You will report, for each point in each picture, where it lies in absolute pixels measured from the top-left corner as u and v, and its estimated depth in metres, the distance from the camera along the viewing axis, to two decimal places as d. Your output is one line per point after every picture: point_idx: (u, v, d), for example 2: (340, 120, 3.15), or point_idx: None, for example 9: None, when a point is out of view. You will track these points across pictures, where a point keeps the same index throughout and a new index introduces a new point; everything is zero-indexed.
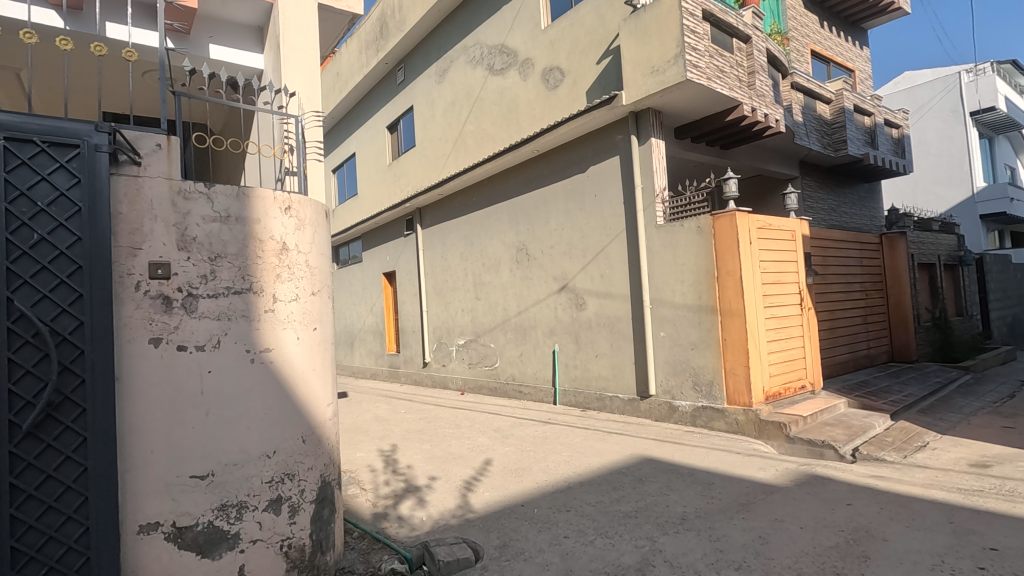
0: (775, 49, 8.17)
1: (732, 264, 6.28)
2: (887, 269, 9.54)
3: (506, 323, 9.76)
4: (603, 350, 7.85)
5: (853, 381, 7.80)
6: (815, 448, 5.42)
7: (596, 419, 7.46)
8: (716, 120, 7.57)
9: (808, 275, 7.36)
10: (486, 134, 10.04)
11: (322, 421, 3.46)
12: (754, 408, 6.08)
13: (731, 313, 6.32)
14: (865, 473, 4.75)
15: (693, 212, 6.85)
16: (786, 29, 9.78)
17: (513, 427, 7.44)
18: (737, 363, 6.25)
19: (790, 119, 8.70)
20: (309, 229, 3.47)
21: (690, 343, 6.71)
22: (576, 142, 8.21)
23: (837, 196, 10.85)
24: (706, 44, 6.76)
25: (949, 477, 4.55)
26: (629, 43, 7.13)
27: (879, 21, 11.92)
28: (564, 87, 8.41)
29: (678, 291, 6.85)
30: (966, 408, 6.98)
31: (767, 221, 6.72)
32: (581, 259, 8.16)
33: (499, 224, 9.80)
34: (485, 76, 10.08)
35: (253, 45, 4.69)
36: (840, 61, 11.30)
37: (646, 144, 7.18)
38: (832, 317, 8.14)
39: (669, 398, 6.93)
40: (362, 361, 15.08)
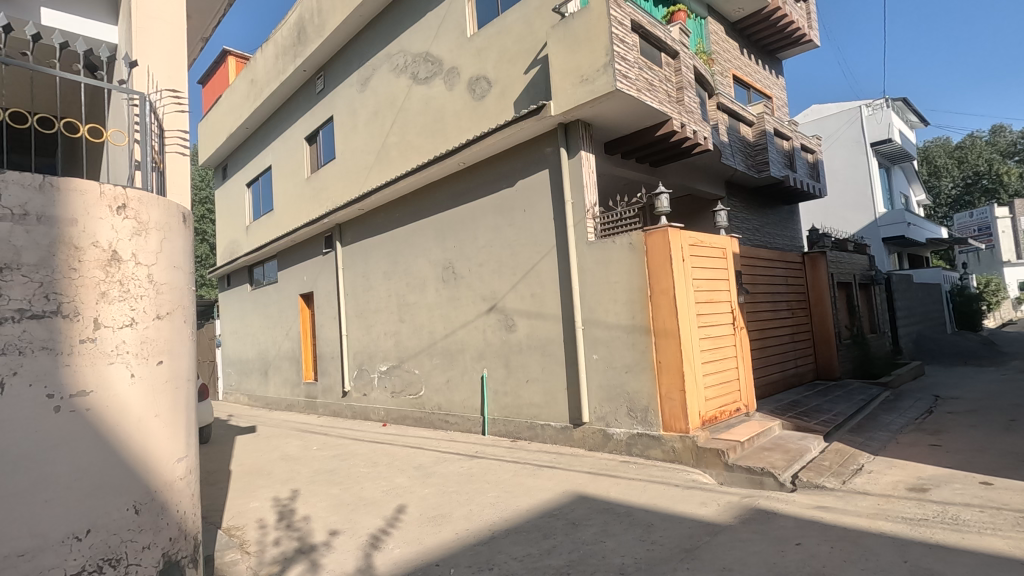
0: (701, 67, 8.13)
1: (665, 282, 5.96)
2: (810, 287, 9.68)
3: (432, 348, 9.03)
4: (534, 374, 7.32)
5: (785, 401, 7.71)
6: (754, 476, 5.11)
7: (527, 451, 6.88)
8: (646, 134, 7.37)
9: (740, 294, 7.20)
10: (411, 145, 9.43)
11: (168, 481, 2.84)
12: (692, 434, 5.72)
13: (664, 333, 5.97)
14: (809, 504, 4.43)
15: (625, 228, 6.54)
16: (710, 50, 9.89)
17: (436, 463, 6.73)
18: (673, 387, 5.88)
19: (716, 138, 8.68)
20: (153, 235, 2.95)
21: (625, 366, 6.31)
22: (504, 154, 7.78)
23: (760, 216, 11.04)
24: (635, 55, 6.55)
25: (892, 505, 4.31)
26: (557, 52, 6.80)
27: (792, 52, 12.44)
28: (491, 97, 7.97)
29: (611, 310, 6.46)
30: (892, 426, 7.00)
31: (699, 237, 6.50)
32: (510, 277, 7.65)
33: (425, 241, 9.15)
34: (409, 84, 9.50)
35: (98, 15, 4.46)
36: (759, 87, 11.60)
37: (576, 157, 6.85)
38: (762, 336, 8.06)
39: (603, 425, 6.49)
40: (277, 392, 13.78)
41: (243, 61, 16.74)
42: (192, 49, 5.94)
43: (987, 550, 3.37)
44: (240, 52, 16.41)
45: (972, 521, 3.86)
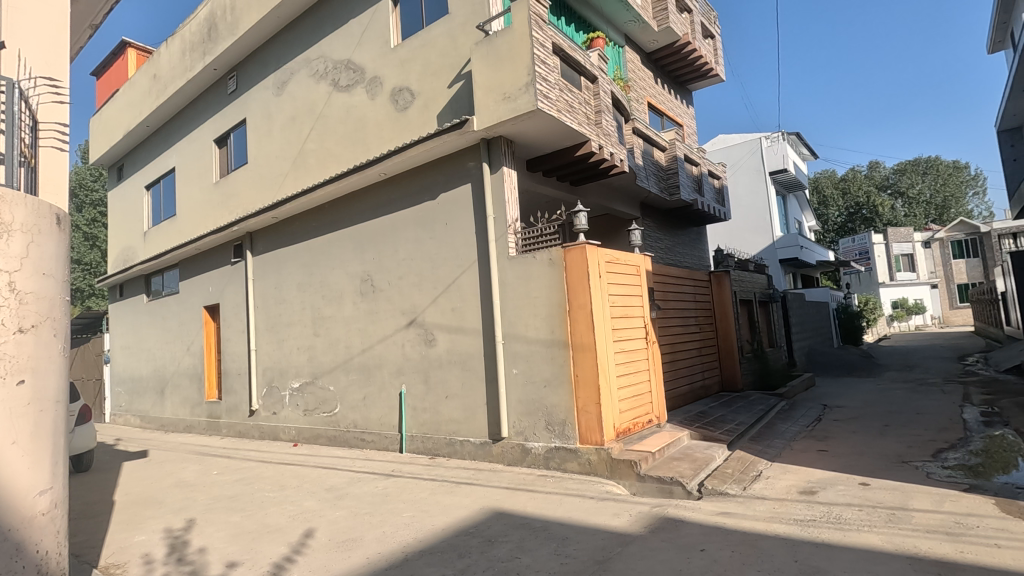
0: (619, 93, 8.52)
1: (582, 297, 6.11)
2: (716, 304, 10.31)
3: (348, 363, 8.69)
4: (454, 390, 7.22)
5: (693, 412, 8.12)
6: (664, 486, 5.32)
7: (445, 468, 6.75)
8: (566, 154, 7.60)
9: (652, 310, 7.53)
10: (330, 153, 9.13)
11: (27, 518, 2.51)
12: (606, 446, 5.87)
13: (582, 347, 6.10)
14: (713, 511, 4.66)
15: (544, 244, 6.66)
16: (627, 77, 10.40)
17: (349, 484, 6.43)
18: (589, 401, 6.01)
19: (632, 161, 9.09)
20: (20, 238, 2.66)
21: (543, 380, 6.37)
22: (426, 166, 7.70)
23: (672, 236, 11.66)
24: (556, 77, 6.75)
25: (786, 508, 4.62)
26: (481, 68, 6.87)
27: (701, 85, 13.34)
28: (414, 109, 7.89)
29: (531, 325, 6.52)
30: (786, 434, 7.56)
31: (615, 254, 6.75)
32: (431, 291, 7.54)
33: (343, 253, 8.83)
34: (330, 91, 9.21)
35: None
36: (672, 115, 12.32)
37: (498, 173, 6.92)
38: (673, 349, 8.45)
39: (521, 439, 6.51)
40: (174, 412, 12.68)
41: (144, 55, 15.55)
42: (78, 35, 5.42)
43: (865, 546, 3.69)
44: (142, 44, 15.24)
45: (853, 519, 4.22)
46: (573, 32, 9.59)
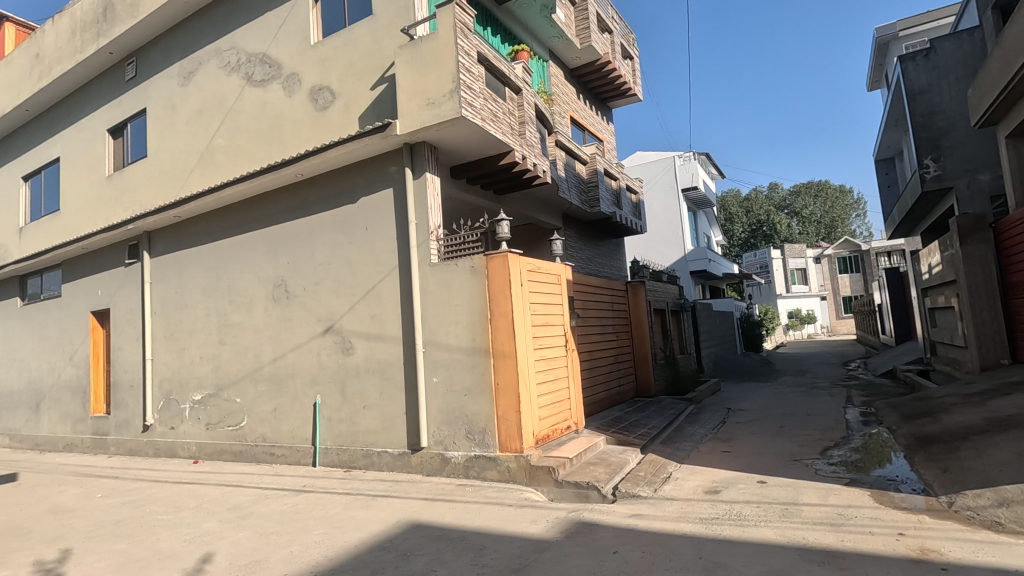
0: (542, 105, 8.70)
1: (504, 305, 6.15)
2: (632, 313, 10.74)
3: (257, 373, 8.19)
4: (372, 400, 6.99)
5: (609, 417, 8.38)
6: (580, 491, 5.45)
7: (361, 480, 6.52)
8: (490, 163, 7.65)
9: (571, 318, 7.71)
10: (242, 150, 8.61)
11: None
12: (525, 453, 5.91)
13: (502, 355, 6.13)
14: (625, 513, 4.81)
15: (467, 252, 6.64)
16: (550, 91, 10.64)
17: (256, 502, 6.04)
18: (509, 408, 6.03)
19: (555, 172, 9.29)
20: None
21: (464, 389, 6.32)
22: (346, 169, 7.46)
23: (592, 247, 12.03)
24: (480, 86, 6.79)
25: (692, 508, 4.87)
26: (405, 72, 6.77)
27: (620, 103, 13.91)
28: (334, 109, 7.63)
29: (452, 332, 6.46)
30: (694, 437, 7.99)
31: (537, 263, 6.85)
32: (349, 297, 7.29)
33: (254, 256, 8.34)
34: (242, 85, 8.71)
35: None
36: (593, 130, 12.75)
37: (421, 178, 6.83)
38: (591, 357, 8.68)
39: (441, 449, 6.42)
40: (52, 430, 11.36)
41: (24, 31, 13.99)
42: None
43: (761, 540, 3.95)
44: (22, 20, 13.71)
45: (751, 515, 4.52)
46: (499, 43, 9.73)
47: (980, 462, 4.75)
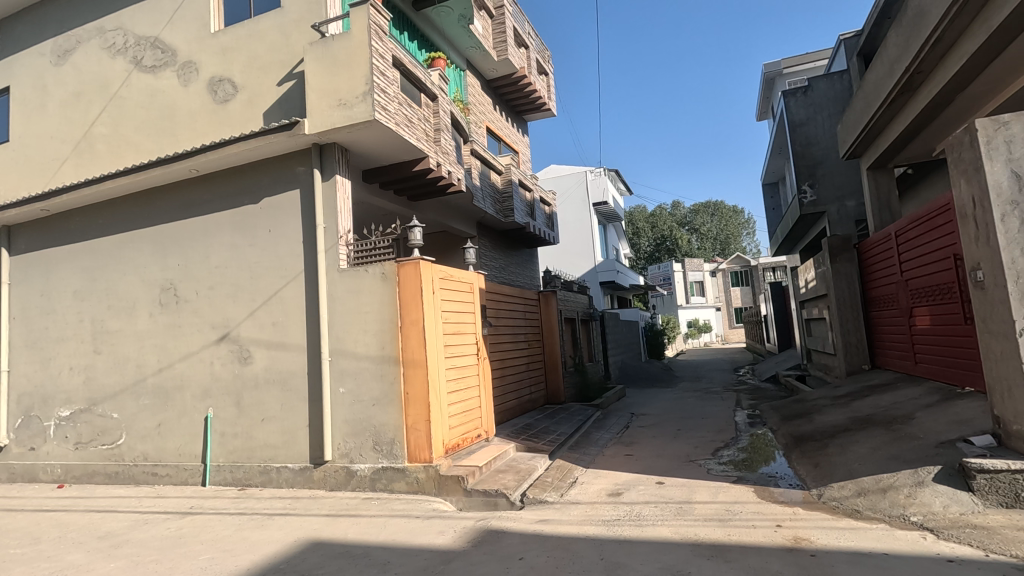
0: (458, 113, 8.71)
1: (415, 313, 6.06)
2: (544, 322, 10.98)
3: (139, 385, 7.44)
4: (271, 412, 6.59)
5: (519, 425, 8.48)
6: (489, 498, 5.46)
7: (257, 499, 6.10)
8: (403, 168, 7.54)
9: (483, 327, 7.74)
10: (127, 140, 7.86)
11: None
12: (435, 463, 5.83)
13: (413, 363, 6.02)
14: (532, 519, 4.88)
15: (377, 258, 6.47)
16: (467, 100, 10.69)
17: (133, 527, 5.47)
18: (419, 418, 5.92)
19: (470, 180, 9.31)
20: None
21: (372, 399, 6.12)
22: (248, 166, 7.03)
23: (505, 256, 12.18)
24: (395, 90, 6.68)
25: (597, 510, 5.03)
26: (315, 70, 6.52)
27: (535, 116, 14.26)
28: (236, 103, 7.18)
29: (361, 341, 6.26)
30: (600, 442, 8.29)
31: (449, 271, 6.82)
32: (248, 304, 6.84)
33: (139, 256, 7.60)
34: (129, 69, 7.96)
35: None
36: (508, 141, 12.94)
37: (330, 180, 6.58)
38: (503, 365, 8.76)
39: (346, 462, 6.17)
40: None
41: None
42: None
43: (658, 538, 4.16)
44: None
45: (649, 515, 4.75)
46: (415, 48, 9.67)
47: (844, 457, 5.31)
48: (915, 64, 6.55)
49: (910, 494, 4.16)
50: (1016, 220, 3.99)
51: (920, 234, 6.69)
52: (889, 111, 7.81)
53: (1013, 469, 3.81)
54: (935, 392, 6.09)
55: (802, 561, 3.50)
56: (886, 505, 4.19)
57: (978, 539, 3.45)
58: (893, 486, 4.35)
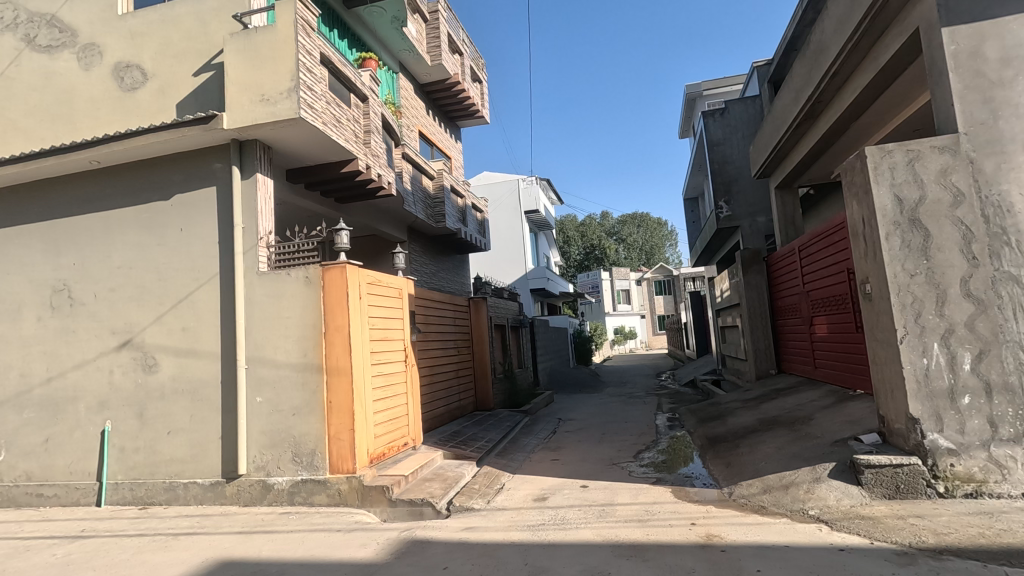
0: (389, 116, 8.57)
1: (340, 319, 5.87)
2: (474, 328, 10.96)
3: (23, 397, 6.70)
4: (179, 424, 6.14)
5: (447, 432, 8.40)
6: (415, 508, 5.37)
7: (161, 518, 5.66)
8: (330, 169, 7.31)
9: (411, 333, 7.63)
10: (14, 125, 7.11)
11: None
12: (358, 474, 5.65)
13: (337, 371, 5.81)
14: (458, 527, 4.85)
15: (300, 261, 6.21)
16: (398, 102, 10.54)
17: (11, 556, 4.90)
18: (342, 428, 5.72)
19: (401, 185, 9.16)
20: None
21: (292, 408, 5.85)
22: (158, 160, 6.56)
23: (436, 262, 12.07)
24: (322, 88, 6.48)
25: (522, 516, 5.07)
26: (236, 62, 6.19)
27: (469, 123, 14.27)
28: (145, 92, 6.69)
29: (281, 347, 5.97)
30: (527, 447, 8.37)
31: (377, 276, 6.67)
32: (155, 307, 6.36)
33: (25, 253, 6.87)
34: (19, 47, 7.21)
35: None
36: (441, 146, 12.86)
37: (250, 179, 6.26)
38: (431, 372, 8.65)
39: (262, 475, 5.86)
40: None
41: None
42: None
43: (581, 541, 4.25)
44: None
45: (573, 519, 4.85)
46: (345, 47, 9.45)
47: (752, 456, 5.67)
48: (816, 93, 7.16)
49: (809, 489, 4.50)
50: (898, 239, 4.45)
51: (820, 250, 7.30)
52: (794, 136, 8.49)
53: (894, 463, 4.22)
54: (831, 395, 6.64)
55: (712, 556, 3.69)
56: (788, 500, 4.51)
57: (865, 528, 3.79)
58: (794, 483, 4.70)
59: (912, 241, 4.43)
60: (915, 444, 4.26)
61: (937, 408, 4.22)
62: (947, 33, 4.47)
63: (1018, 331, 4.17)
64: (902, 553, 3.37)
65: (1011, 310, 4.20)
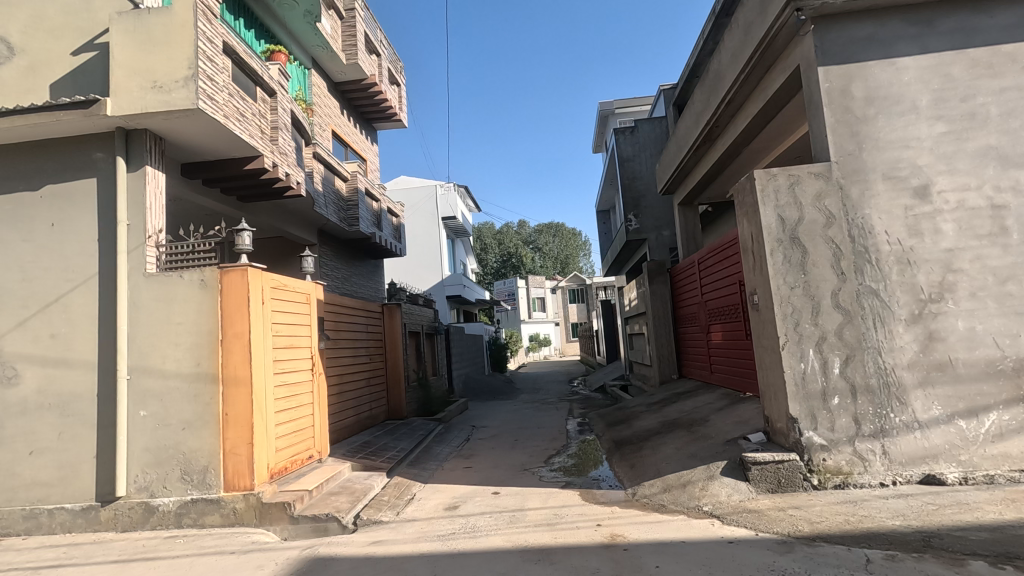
0: (299, 113, 8.20)
1: (239, 325, 5.50)
2: (387, 335, 10.69)
3: None
4: (44, 443, 5.45)
5: (357, 443, 8.11)
6: (319, 524, 5.12)
7: (18, 550, 4.98)
8: (231, 166, 6.87)
9: (319, 340, 7.31)
10: None
11: None
12: (256, 491, 5.30)
13: (234, 381, 5.43)
14: (365, 542, 4.68)
15: (195, 263, 5.75)
16: (310, 100, 10.12)
17: None
18: (239, 442, 5.34)
19: (312, 185, 8.79)
20: None
21: (181, 422, 5.39)
22: (25, 146, 5.82)
23: (348, 267, 11.66)
24: (224, 79, 6.09)
25: (432, 526, 4.99)
26: (124, 44, 5.65)
27: (386, 125, 13.98)
28: (11, 68, 5.93)
29: (170, 356, 5.49)
30: (440, 456, 8.27)
31: (282, 280, 6.33)
32: (17, 312, 5.62)
33: None
34: None
35: None
36: (356, 147, 12.48)
37: (138, 171, 5.72)
38: (341, 380, 8.33)
39: (145, 496, 5.34)
40: None
41: None
42: None
43: (492, 548, 4.26)
44: None
45: (483, 526, 4.85)
46: (252, 38, 8.94)
47: (655, 457, 5.97)
48: (713, 118, 7.74)
49: (704, 486, 4.81)
50: (781, 254, 4.90)
51: (716, 263, 7.86)
52: (695, 156, 9.12)
53: (776, 460, 4.61)
54: (725, 397, 7.15)
55: (616, 555, 3.84)
56: (685, 498, 4.79)
57: (751, 521, 4.10)
58: (690, 481, 5.00)
59: (793, 257, 4.89)
60: (794, 442, 4.69)
61: (812, 408, 4.67)
62: (822, 73, 5.01)
63: (876, 338, 4.71)
64: (782, 542, 3.68)
65: (872, 320, 4.74)
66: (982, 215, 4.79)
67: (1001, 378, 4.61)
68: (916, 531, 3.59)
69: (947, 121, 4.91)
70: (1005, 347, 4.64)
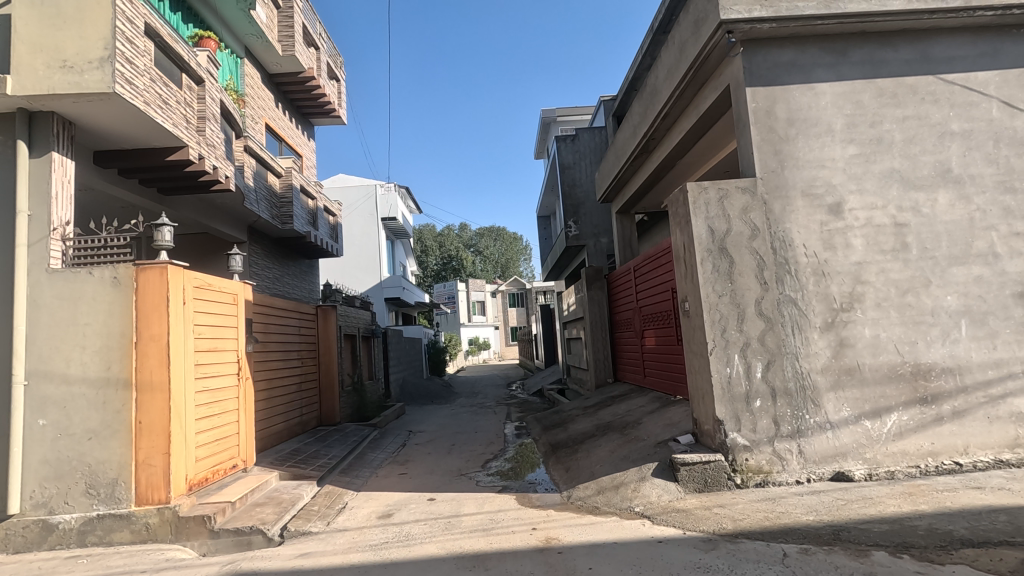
0: (229, 103, 7.80)
1: (156, 327, 5.14)
2: (321, 338, 10.31)
3: None
4: None
5: (285, 451, 7.77)
6: (242, 537, 4.85)
7: None
8: (151, 155, 6.43)
9: (246, 343, 6.97)
10: None
11: None
12: (172, 504, 4.96)
13: (150, 387, 5.07)
14: (291, 555, 4.48)
15: (107, 258, 5.32)
16: (242, 90, 9.63)
17: None
18: (153, 452, 4.98)
19: (242, 180, 8.38)
20: None
21: (87, 432, 4.96)
22: None
23: (279, 266, 11.17)
24: (145, 63, 5.70)
25: (363, 536, 4.84)
26: (29, 18, 5.16)
27: (323, 121, 13.54)
28: None
29: (75, 359, 5.04)
30: (374, 462, 8.07)
31: (207, 279, 5.99)
32: None
33: None
34: None
35: None
36: (291, 142, 12.00)
37: (43, 157, 5.23)
38: (270, 385, 7.95)
39: (43, 513, 4.86)
40: None
41: None
42: None
43: (428, 555, 4.20)
44: None
45: (418, 533, 4.76)
46: (178, 21, 8.43)
47: (589, 460, 6.08)
48: (649, 130, 8.02)
49: (636, 488, 4.95)
50: (710, 263, 5.13)
51: (650, 271, 8.12)
52: (632, 166, 9.40)
53: (704, 460, 4.81)
54: (656, 400, 7.40)
55: (551, 559, 3.87)
56: (617, 500, 4.91)
57: (679, 520, 4.25)
58: (623, 483, 5.13)
59: (720, 266, 5.13)
60: (720, 443, 4.91)
61: (736, 410, 4.91)
62: (750, 93, 5.31)
63: (795, 344, 5.02)
64: (707, 540, 3.84)
65: (791, 327, 5.05)
66: (886, 232, 5.21)
67: (901, 381, 5.02)
68: (827, 524, 3.84)
69: (858, 144, 5.31)
70: (904, 353, 5.07)
